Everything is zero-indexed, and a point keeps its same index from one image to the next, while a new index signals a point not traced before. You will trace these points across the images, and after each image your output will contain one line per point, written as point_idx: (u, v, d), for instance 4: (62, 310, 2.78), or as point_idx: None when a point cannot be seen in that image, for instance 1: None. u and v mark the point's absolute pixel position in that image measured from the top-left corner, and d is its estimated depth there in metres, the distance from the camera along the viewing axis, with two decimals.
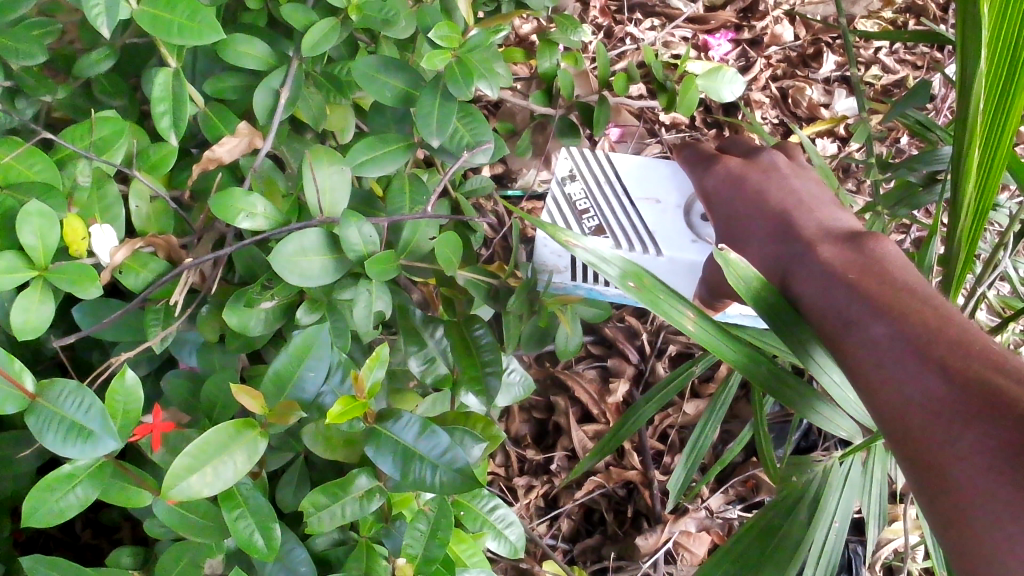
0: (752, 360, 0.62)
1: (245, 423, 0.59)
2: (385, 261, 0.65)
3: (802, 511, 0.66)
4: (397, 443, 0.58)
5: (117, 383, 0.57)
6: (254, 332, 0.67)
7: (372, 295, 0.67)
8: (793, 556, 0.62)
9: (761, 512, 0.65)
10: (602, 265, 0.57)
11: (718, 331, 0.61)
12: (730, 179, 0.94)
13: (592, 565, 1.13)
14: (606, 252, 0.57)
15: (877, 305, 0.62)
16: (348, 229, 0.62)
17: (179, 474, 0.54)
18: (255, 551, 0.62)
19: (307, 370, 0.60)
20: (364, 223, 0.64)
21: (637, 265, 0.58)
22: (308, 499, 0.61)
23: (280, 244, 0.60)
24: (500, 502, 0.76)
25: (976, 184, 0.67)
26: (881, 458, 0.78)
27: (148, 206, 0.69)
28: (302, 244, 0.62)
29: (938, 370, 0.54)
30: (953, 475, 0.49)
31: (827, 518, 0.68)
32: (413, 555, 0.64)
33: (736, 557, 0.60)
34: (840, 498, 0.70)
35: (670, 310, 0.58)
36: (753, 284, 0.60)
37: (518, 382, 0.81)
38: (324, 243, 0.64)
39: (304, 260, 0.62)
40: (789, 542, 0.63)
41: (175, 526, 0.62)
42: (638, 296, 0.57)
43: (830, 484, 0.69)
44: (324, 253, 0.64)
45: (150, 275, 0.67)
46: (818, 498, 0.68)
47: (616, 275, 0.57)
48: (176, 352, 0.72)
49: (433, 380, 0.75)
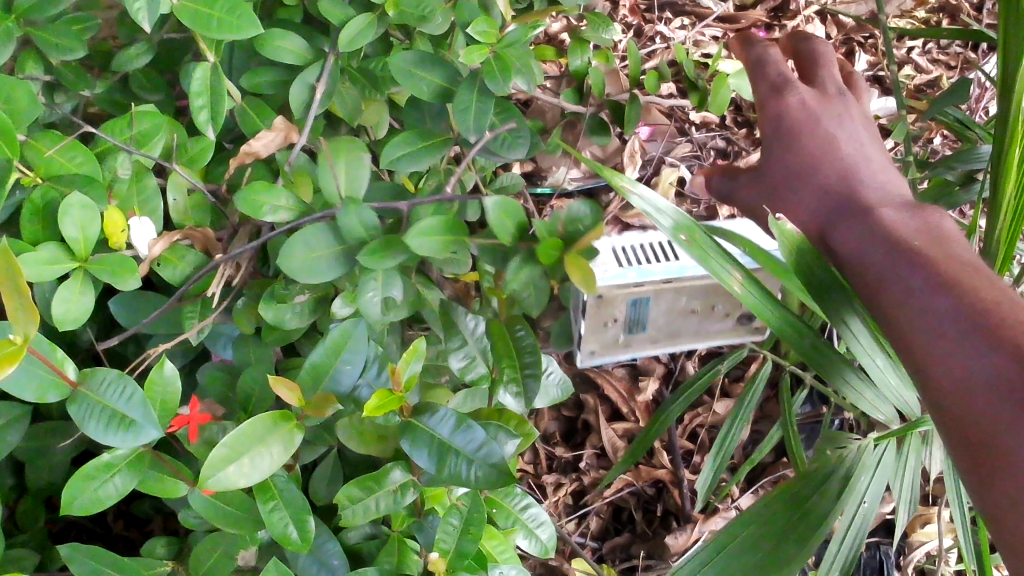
0: (796, 327, 0.63)
1: (282, 416, 0.60)
2: (397, 246, 0.63)
3: (832, 484, 0.66)
4: (433, 436, 0.58)
5: (155, 374, 0.58)
6: (290, 326, 0.67)
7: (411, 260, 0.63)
8: (819, 526, 0.62)
9: (788, 482, 0.64)
10: (655, 218, 0.57)
11: (766, 296, 0.62)
12: (793, 119, 0.70)
13: (621, 562, 1.13)
14: (660, 203, 0.57)
15: (910, 249, 0.57)
16: (349, 218, 0.62)
17: (217, 465, 0.56)
18: (289, 543, 0.64)
19: (344, 363, 0.61)
20: (365, 211, 0.62)
21: (690, 221, 0.58)
22: (342, 492, 0.62)
23: (286, 242, 0.60)
24: (532, 500, 0.77)
25: (1017, 183, 0.66)
26: (916, 447, 0.76)
27: (186, 199, 0.69)
28: (305, 244, 0.62)
29: (984, 337, 0.50)
30: (1014, 454, 0.46)
31: (858, 497, 0.68)
32: (446, 550, 0.65)
33: (757, 525, 0.60)
34: (873, 478, 0.69)
35: (720, 270, 0.59)
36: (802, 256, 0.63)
37: (557, 383, 0.78)
38: (333, 240, 0.63)
39: (314, 259, 0.62)
40: (816, 511, 0.63)
41: (210, 517, 0.64)
42: (688, 250, 0.57)
43: (862, 464, 0.68)
44: (336, 248, 0.63)
45: (187, 268, 0.67)
46: (850, 477, 0.67)
47: (668, 229, 0.57)
48: (211, 346, 0.72)
49: (472, 379, 0.72)
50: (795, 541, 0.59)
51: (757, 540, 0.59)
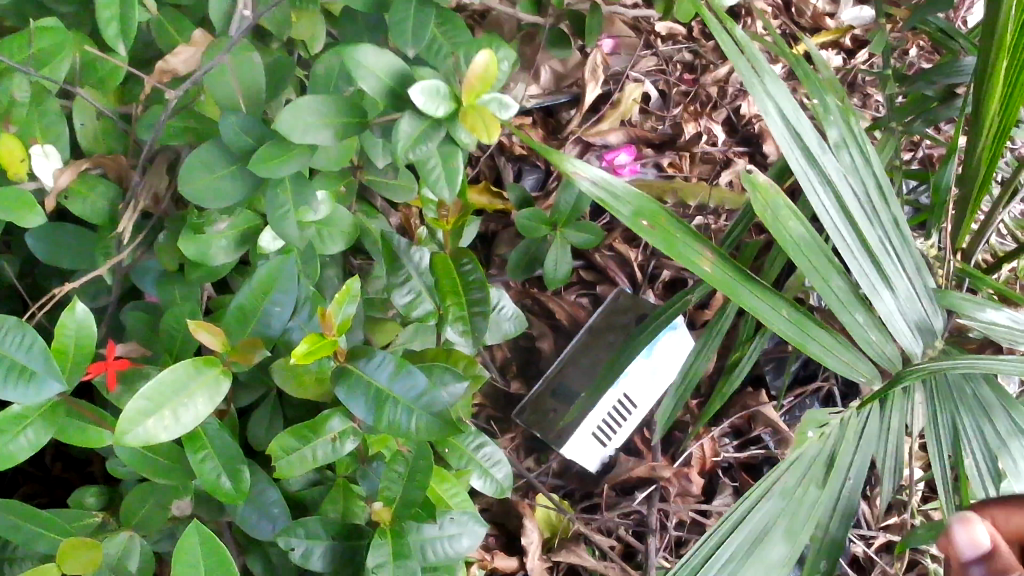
0: (797, 321, 0.58)
1: (206, 361, 0.54)
2: (287, 149, 0.55)
3: (814, 472, 0.62)
4: (370, 383, 0.54)
5: (66, 317, 0.51)
6: (216, 263, 0.62)
7: (410, 145, 0.52)
8: (808, 521, 0.60)
9: (774, 475, 0.61)
10: (615, 204, 0.50)
11: (737, 271, 0.56)
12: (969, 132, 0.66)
13: (582, 502, 0.98)
14: (616, 185, 0.50)
15: None
16: (227, 128, 0.54)
17: (135, 418, 0.49)
18: (223, 495, 0.58)
19: (272, 306, 0.55)
20: (233, 115, 0.55)
21: (650, 201, 0.52)
22: (276, 443, 0.57)
23: (279, 115, 0.51)
24: (486, 439, 0.73)
25: (1002, 98, 0.62)
26: (901, 405, 0.69)
27: (95, 124, 0.62)
28: (300, 115, 0.52)
29: None
30: None
31: (844, 475, 0.63)
32: (390, 498, 0.61)
33: (742, 530, 0.58)
34: (859, 450, 0.65)
35: (686, 252, 0.53)
36: (782, 212, 0.57)
37: (509, 318, 0.73)
38: (328, 107, 0.53)
39: (311, 126, 0.52)
40: (804, 506, 0.60)
41: (137, 468, 0.59)
42: (654, 235, 0.51)
43: (847, 439, 0.64)
44: (237, 164, 0.57)
45: (98, 200, 0.62)
46: (833, 458, 0.63)
47: (629, 216, 0.50)
48: (136, 279, 0.65)
49: (418, 317, 0.67)
50: (782, 541, 0.58)
51: (743, 548, 0.57)
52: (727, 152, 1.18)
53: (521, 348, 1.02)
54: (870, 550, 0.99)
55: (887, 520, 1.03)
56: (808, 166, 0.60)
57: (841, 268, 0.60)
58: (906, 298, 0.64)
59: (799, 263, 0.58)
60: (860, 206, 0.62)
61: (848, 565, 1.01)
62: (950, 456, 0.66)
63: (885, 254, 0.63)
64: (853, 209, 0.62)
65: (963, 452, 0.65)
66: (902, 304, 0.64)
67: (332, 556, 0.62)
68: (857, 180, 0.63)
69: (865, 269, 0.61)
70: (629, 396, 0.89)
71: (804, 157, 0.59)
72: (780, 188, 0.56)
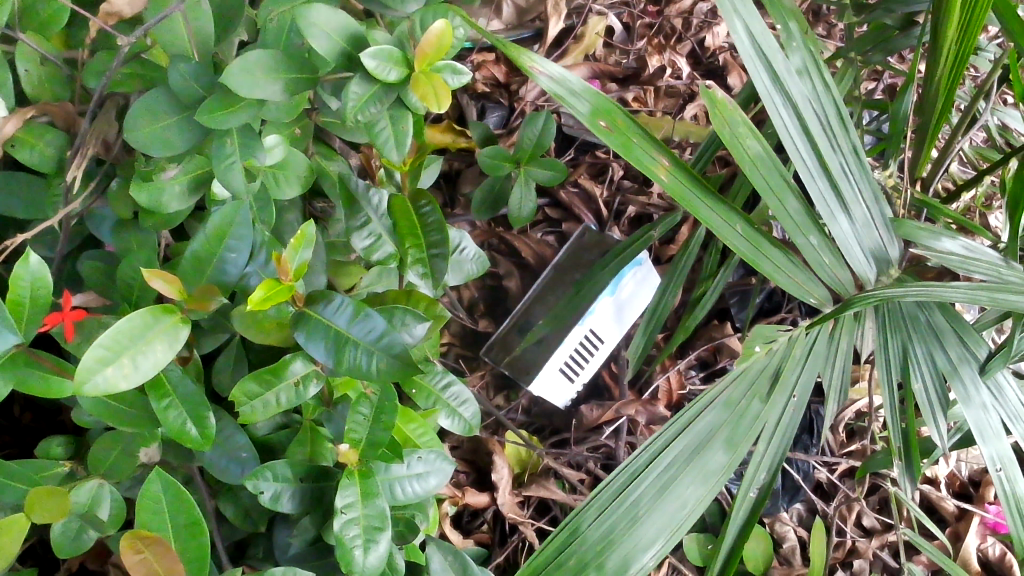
0: (747, 233, 0.58)
1: (163, 309, 0.53)
2: (232, 100, 0.54)
3: (762, 385, 0.63)
4: (329, 327, 0.54)
5: (20, 268, 0.50)
6: (171, 210, 0.61)
7: (359, 106, 0.51)
8: (750, 432, 0.61)
9: (720, 387, 0.62)
10: (571, 99, 0.49)
11: (694, 182, 0.55)
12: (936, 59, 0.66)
13: (550, 437, 1.00)
14: (574, 84, 0.50)
15: None
16: (176, 76, 0.53)
17: (94, 368, 0.49)
18: (189, 441, 0.58)
19: (228, 252, 0.55)
20: (179, 59, 0.54)
21: (608, 103, 0.51)
22: (238, 389, 0.57)
23: (228, 69, 0.49)
24: (453, 378, 0.73)
25: (960, 27, 0.61)
26: (849, 326, 0.70)
27: (38, 69, 0.61)
28: (247, 69, 0.50)
29: None
30: None
31: (787, 392, 0.64)
32: (356, 440, 0.61)
33: (688, 434, 0.58)
34: (804, 369, 0.66)
35: (644, 158, 0.52)
36: (739, 128, 0.56)
37: (471, 258, 0.73)
38: (273, 60, 0.52)
39: (259, 82, 0.51)
40: (747, 417, 0.61)
41: (101, 417, 0.58)
42: (609, 139, 0.50)
43: (792, 357, 0.65)
44: (183, 106, 0.55)
45: (48, 148, 0.61)
46: (779, 373, 0.64)
47: (586, 113, 0.50)
48: (92, 228, 0.65)
49: (379, 260, 0.66)
50: (724, 449, 0.59)
51: (688, 452, 0.58)
52: (692, 86, 1.17)
53: (488, 287, 1.02)
54: (833, 475, 1.02)
55: (849, 446, 1.05)
56: (771, 87, 0.59)
57: (797, 188, 0.60)
58: (862, 223, 0.65)
59: (756, 182, 0.58)
60: (821, 130, 0.62)
61: (812, 490, 1.03)
62: (898, 380, 0.67)
63: (843, 178, 0.63)
64: (814, 133, 0.61)
65: (911, 376, 0.67)
66: (858, 229, 0.64)
67: (300, 498, 0.63)
68: (819, 103, 0.63)
69: (823, 191, 0.61)
70: (595, 332, 0.88)
71: (767, 77, 0.58)
72: (737, 104, 0.55)
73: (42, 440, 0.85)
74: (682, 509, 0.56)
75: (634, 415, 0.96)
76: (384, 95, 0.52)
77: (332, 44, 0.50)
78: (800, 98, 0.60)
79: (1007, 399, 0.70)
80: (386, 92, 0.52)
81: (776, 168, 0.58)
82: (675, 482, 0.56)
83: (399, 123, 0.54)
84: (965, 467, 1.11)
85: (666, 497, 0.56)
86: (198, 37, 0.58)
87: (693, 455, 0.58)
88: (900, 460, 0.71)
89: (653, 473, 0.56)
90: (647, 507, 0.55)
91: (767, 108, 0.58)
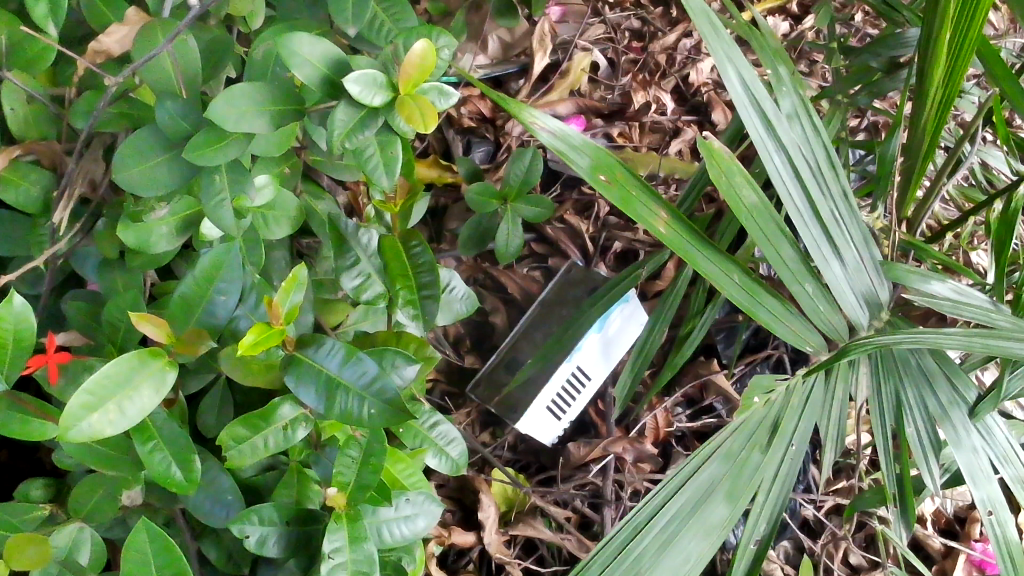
0: (746, 283, 0.59)
1: (151, 353, 0.52)
2: (221, 136, 0.53)
3: (762, 435, 0.63)
4: (320, 371, 0.53)
5: (2, 310, 0.49)
6: (157, 250, 0.60)
7: (347, 133, 0.50)
8: (749, 484, 0.60)
9: (720, 437, 0.62)
10: (571, 153, 0.50)
11: (690, 233, 0.55)
12: (922, 103, 0.66)
13: (537, 475, 0.99)
14: (574, 138, 0.50)
15: None
16: (165, 115, 0.53)
17: (78, 414, 0.48)
18: (173, 485, 0.56)
19: (217, 295, 0.54)
20: (170, 101, 0.53)
21: (608, 156, 0.51)
22: (226, 433, 0.56)
23: (214, 102, 0.49)
24: (441, 417, 0.72)
25: (945, 72, 0.62)
26: (844, 374, 0.70)
27: (25, 108, 0.60)
28: (233, 103, 0.50)
29: None
30: None
31: (785, 440, 0.63)
32: (344, 483, 0.60)
33: (688, 489, 0.58)
34: (802, 418, 0.65)
35: (643, 211, 0.52)
36: (736, 178, 0.56)
37: (461, 298, 0.73)
38: (261, 95, 0.51)
39: (246, 114, 0.50)
40: (747, 470, 0.61)
41: (84, 460, 0.57)
42: (610, 191, 0.51)
43: (791, 406, 0.65)
44: (173, 148, 0.55)
45: (33, 187, 0.60)
46: (778, 423, 0.64)
47: (586, 167, 0.50)
48: (77, 266, 0.64)
49: (368, 300, 0.65)
50: (725, 502, 0.58)
51: (689, 505, 0.57)
52: (677, 121, 1.18)
53: (474, 322, 1.02)
54: (820, 513, 1.02)
55: (836, 483, 1.05)
56: (764, 134, 0.59)
57: (792, 236, 0.60)
58: (853, 268, 0.65)
59: (751, 232, 0.58)
60: (813, 176, 0.62)
61: (798, 527, 1.03)
62: (891, 426, 0.67)
63: (835, 224, 0.63)
64: (806, 179, 0.62)
65: (904, 421, 0.67)
66: (850, 274, 0.65)
67: (287, 542, 0.61)
68: (809, 148, 0.63)
69: (815, 237, 0.62)
70: (582, 369, 0.88)
71: (761, 124, 0.59)
72: (733, 154, 0.56)
73: (20, 481, 0.83)
74: (682, 565, 0.56)
75: (621, 452, 0.96)
76: (373, 122, 0.51)
77: (323, 81, 0.50)
78: (793, 146, 0.61)
79: (995, 442, 0.70)
80: (375, 118, 0.51)
81: (772, 217, 0.59)
82: (678, 539, 0.56)
83: (388, 150, 0.53)
84: (951, 504, 1.11)
85: (668, 555, 0.56)
86: (188, 78, 0.57)
87: (695, 511, 0.57)
88: (895, 506, 0.71)
89: (653, 528, 0.56)
90: (649, 566, 0.55)
91: (761, 155, 0.58)
